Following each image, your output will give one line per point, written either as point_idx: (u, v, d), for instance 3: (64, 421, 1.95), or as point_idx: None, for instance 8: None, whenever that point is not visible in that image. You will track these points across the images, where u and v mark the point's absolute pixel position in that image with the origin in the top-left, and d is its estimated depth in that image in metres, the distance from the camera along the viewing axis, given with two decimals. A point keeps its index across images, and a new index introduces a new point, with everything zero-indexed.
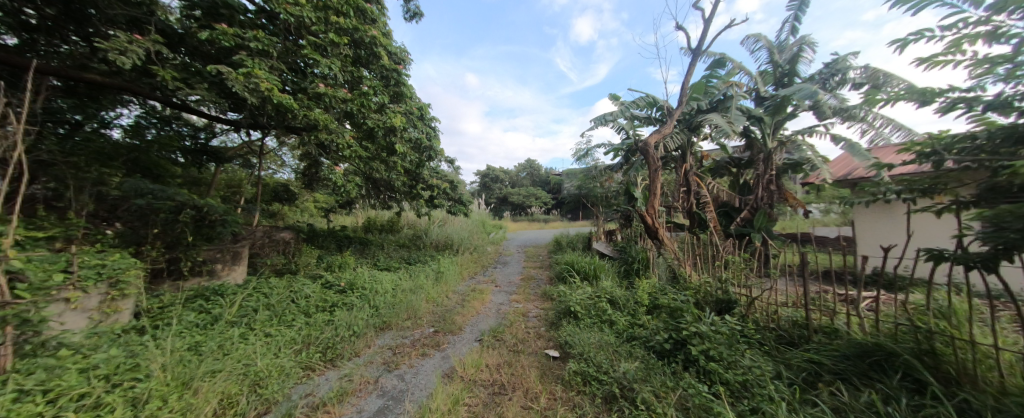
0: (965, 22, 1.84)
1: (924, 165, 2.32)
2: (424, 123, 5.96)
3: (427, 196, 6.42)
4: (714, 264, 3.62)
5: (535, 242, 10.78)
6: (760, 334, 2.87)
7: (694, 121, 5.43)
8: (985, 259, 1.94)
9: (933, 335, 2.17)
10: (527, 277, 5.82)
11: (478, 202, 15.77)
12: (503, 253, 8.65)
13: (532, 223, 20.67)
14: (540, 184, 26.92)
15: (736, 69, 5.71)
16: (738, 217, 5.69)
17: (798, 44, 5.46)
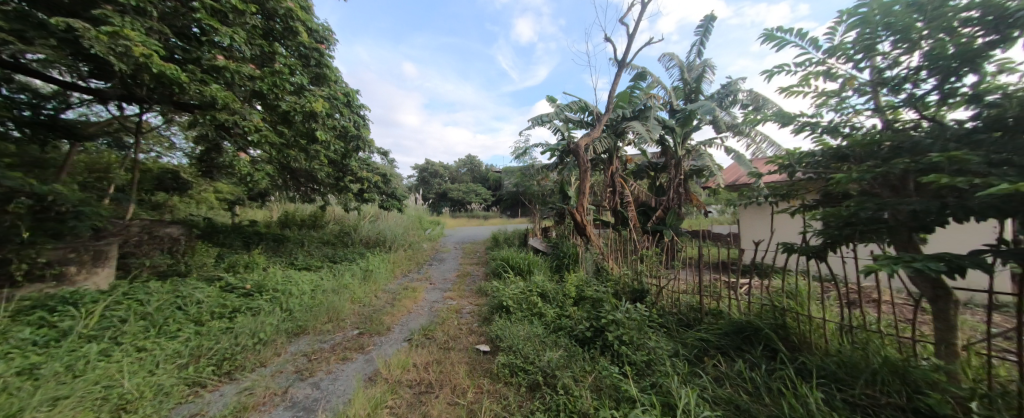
0: (811, 62, 2.30)
1: (779, 174, 2.87)
2: (350, 110, 5.54)
3: (356, 189, 5.98)
4: (632, 257, 4.01)
5: (473, 238, 10.80)
6: (663, 318, 3.27)
7: (619, 127, 5.90)
8: (819, 251, 2.46)
9: (786, 312, 2.70)
10: (463, 274, 5.78)
11: (414, 198, 15.23)
12: (439, 249, 8.47)
13: (472, 220, 20.65)
14: (480, 181, 27.05)
15: (655, 83, 6.35)
16: (655, 216, 6.38)
17: (703, 65, 6.28)
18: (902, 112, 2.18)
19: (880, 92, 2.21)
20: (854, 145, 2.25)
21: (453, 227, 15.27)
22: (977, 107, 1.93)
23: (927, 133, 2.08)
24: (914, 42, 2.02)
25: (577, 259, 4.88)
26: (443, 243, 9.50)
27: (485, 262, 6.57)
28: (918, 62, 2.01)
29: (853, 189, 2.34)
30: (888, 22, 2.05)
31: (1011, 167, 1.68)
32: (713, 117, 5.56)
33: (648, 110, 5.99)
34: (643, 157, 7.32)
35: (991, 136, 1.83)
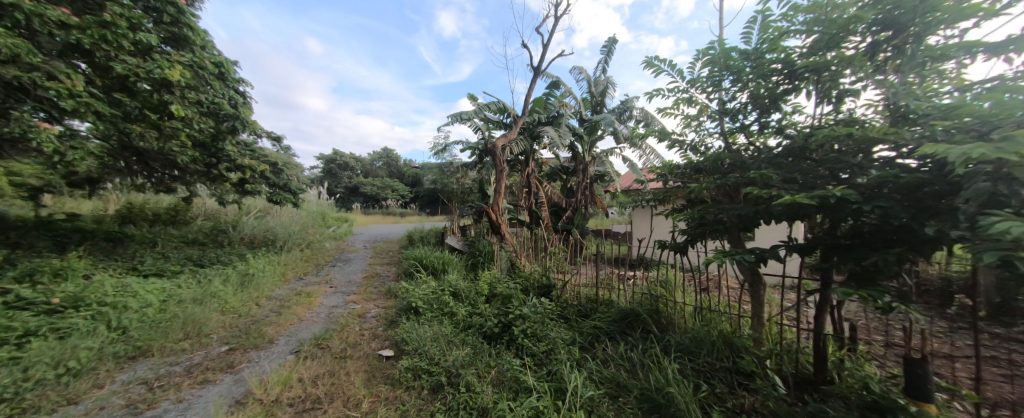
0: (678, 89, 2.75)
1: (660, 181, 3.42)
2: (226, 84, 5.02)
3: (234, 179, 5.42)
4: (541, 254, 4.29)
5: (385, 236, 10.24)
6: (565, 310, 3.57)
7: (535, 131, 6.23)
8: (682, 246, 2.97)
9: (660, 299, 3.20)
10: (370, 275, 5.38)
11: (317, 193, 13.73)
12: (345, 249, 7.77)
13: (387, 217, 19.59)
14: (400, 176, 25.78)
15: (567, 92, 6.88)
16: (564, 216, 6.93)
17: (606, 82, 7.03)
18: (737, 137, 2.78)
19: (724, 120, 2.78)
20: (706, 160, 2.77)
21: (363, 225, 14.12)
22: (781, 137, 2.56)
23: (751, 155, 2.69)
24: (745, 83, 2.58)
25: (491, 257, 4.98)
26: (351, 243, 8.72)
27: (397, 262, 6.25)
28: (747, 99, 2.59)
29: (704, 196, 2.90)
30: (728, 65, 2.59)
31: (795, 183, 2.28)
32: (613, 129, 6.29)
33: (560, 117, 6.46)
34: (557, 161, 7.87)
35: (787, 160, 2.45)
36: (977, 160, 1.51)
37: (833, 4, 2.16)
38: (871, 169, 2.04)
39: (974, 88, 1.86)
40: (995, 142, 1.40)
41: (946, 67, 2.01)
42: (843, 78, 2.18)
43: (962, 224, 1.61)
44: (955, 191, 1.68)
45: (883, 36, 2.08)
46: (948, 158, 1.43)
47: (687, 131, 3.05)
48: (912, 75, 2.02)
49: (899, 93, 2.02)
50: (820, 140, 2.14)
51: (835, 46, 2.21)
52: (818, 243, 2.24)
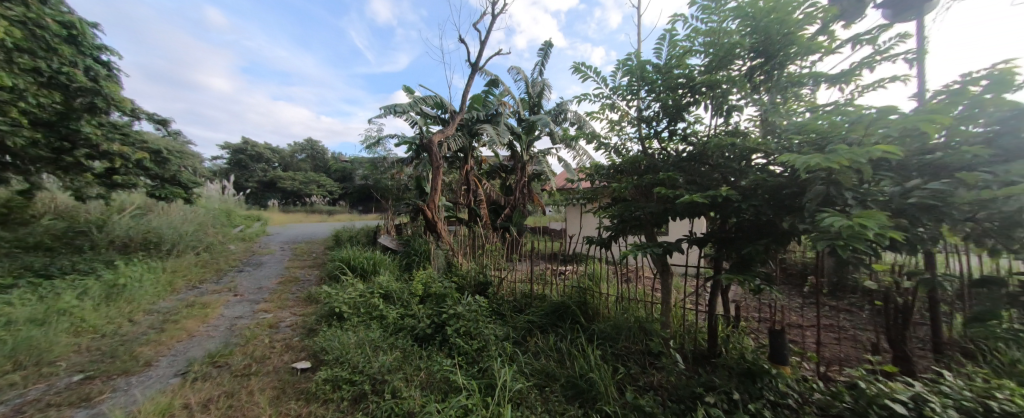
0: (602, 95, 2.95)
1: (588, 180, 3.66)
2: (77, 52, 4.10)
3: (99, 169, 4.77)
4: (478, 252, 4.31)
5: (310, 236, 9.35)
6: (501, 306, 3.62)
7: (474, 129, 6.26)
8: (607, 240, 3.22)
9: (587, 291, 3.42)
10: (287, 279, 4.84)
11: (223, 187, 11.97)
12: (259, 251, 6.90)
13: (313, 215, 17.91)
14: (330, 170, 23.71)
15: (506, 92, 6.99)
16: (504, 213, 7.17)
17: (542, 83, 7.27)
18: (652, 142, 3.08)
19: (641, 126, 3.07)
20: (626, 162, 3.03)
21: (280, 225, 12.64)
22: (686, 144, 2.90)
23: (663, 158, 3.02)
24: (657, 94, 2.88)
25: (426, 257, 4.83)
26: (264, 244, 7.76)
27: (321, 264, 5.74)
28: (660, 108, 2.89)
29: (624, 195, 3.17)
30: (644, 76, 2.85)
31: (696, 185, 2.62)
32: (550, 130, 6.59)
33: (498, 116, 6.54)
34: (497, 159, 7.98)
35: (690, 164, 2.80)
36: (817, 168, 1.89)
37: (722, 30, 2.52)
38: (750, 173, 2.42)
39: (818, 109, 2.33)
40: (827, 153, 1.78)
41: (800, 91, 2.49)
42: (731, 94, 2.56)
43: (807, 219, 2.01)
44: (804, 192, 2.10)
45: (758, 61, 2.48)
46: (796, 165, 1.78)
47: (611, 135, 3.31)
48: (779, 96, 2.45)
49: (770, 109, 2.43)
50: (714, 146, 2.49)
51: (725, 67, 2.59)
52: (713, 236, 2.60)
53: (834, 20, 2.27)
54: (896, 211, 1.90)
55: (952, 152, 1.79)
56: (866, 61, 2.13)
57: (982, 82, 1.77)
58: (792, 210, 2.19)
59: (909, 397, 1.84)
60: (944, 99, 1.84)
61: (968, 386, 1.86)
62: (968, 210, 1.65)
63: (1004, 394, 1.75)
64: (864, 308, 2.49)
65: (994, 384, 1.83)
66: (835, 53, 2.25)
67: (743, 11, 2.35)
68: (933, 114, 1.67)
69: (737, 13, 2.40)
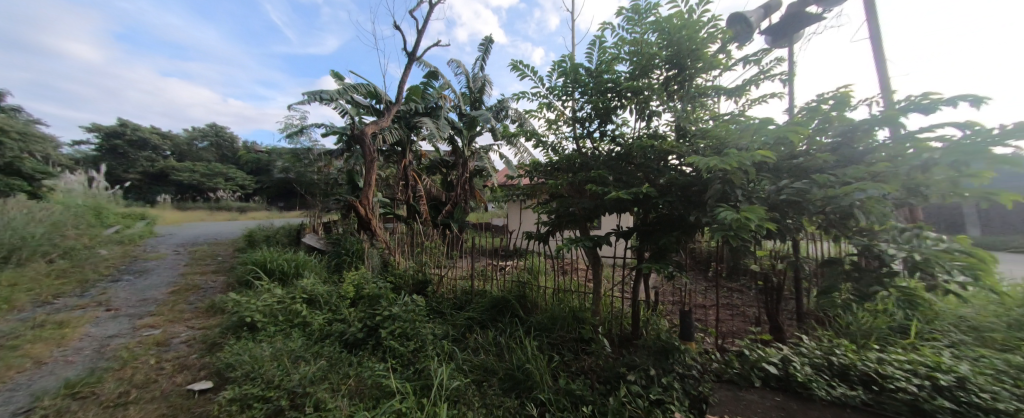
0: (539, 94, 3.04)
1: (527, 177, 3.77)
2: None
3: None
4: (416, 250, 4.20)
5: (216, 237, 8.12)
6: (440, 304, 3.56)
7: (412, 122, 6.12)
8: (545, 235, 3.36)
9: (526, 285, 3.54)
10: (183, 288, 4.15)
11: (89, 179, 9.73)
12: (146, 256, 5.79)
13: (220, 213, 15.59)
14: (244, 162, 20.83)
15: (446, 85, 6.85)
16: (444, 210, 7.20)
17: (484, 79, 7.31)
18: (586, 142, 3.27)
19: (576, 126, 3.23)
20: (562, 160, 3.19)
21: (173, 224, 10.73)
22: (614, 144, 3.12)
23: (594, 157, 3.22)
24: (589, 96, 3.06)
25: (360, 257, 4.54)
26: (153, 247, 6.53)
27: (229, 268, 5.03)
28: (592, 109, 3.07)
29: (560, 191, 3.33)
30: (577, 79, 3.01)
31: (622, 182, 2.85)
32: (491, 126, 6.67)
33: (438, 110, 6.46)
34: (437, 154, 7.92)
35: (618, 163, 3.03)
36: (716, 170, 2.19)
37: (644, 42, 2.76)
38: (666, 173, 2.73)
39: (719, 118, 2.69)
40: (723, 156, 2.07)
41: (705, 101, 2.85)
42: (652, 100, 2.83)
43: (708, 213, 2.33)
44: (707, 189, 2.42)
45: (673, 73, 2.79)
46: (699, 166, 2.03)
47: (548, 133, 3.44)
48: (689, 105, 2.78)
49: (683, 116, 2.74)
50: (636, 148, 2.73)
51: (646, 75, 2.85)
52: (636, 229, 2.87)
53: (731, 41, 2.62)
54: (773, 206, 2.28)
55: (810, 157, 2.22)
56: (753, 78, 2.51)
57: (830, 102, 2.22)
58: (697, 205, 2.51)
59: (779, 358, 2.26)
60: (806, 113, 2.27)
61: (819, 345, 2.34)
62: (819, 205, 2.07)
63: (840, 349, 2.24)
64: (750, 288, 2.98)
65: (835, 342, 2.33)
66: (731, 70, 2.62)
67: (661, 26, 2.61)
68: (798, 126, 2.04)
69: (656, 27, 2.65)
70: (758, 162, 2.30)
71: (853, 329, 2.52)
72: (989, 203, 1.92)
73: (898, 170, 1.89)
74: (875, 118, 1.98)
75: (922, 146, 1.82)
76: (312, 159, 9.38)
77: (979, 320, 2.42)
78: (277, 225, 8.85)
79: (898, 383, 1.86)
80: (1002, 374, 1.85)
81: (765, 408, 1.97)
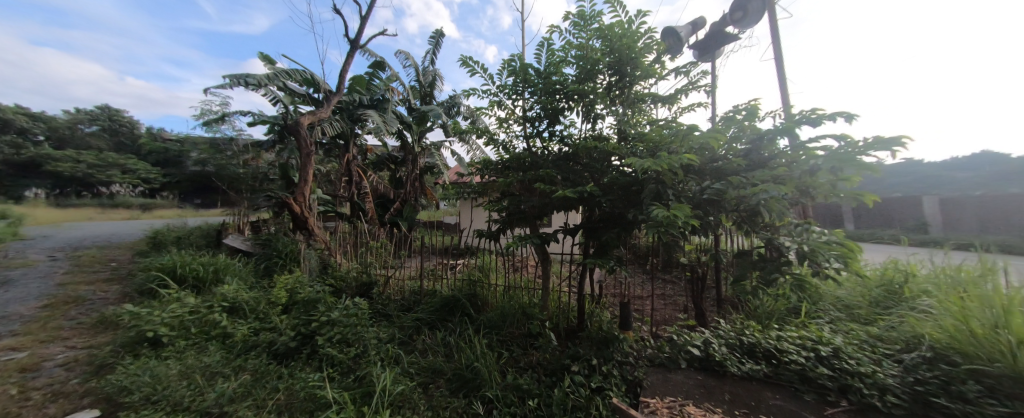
0: (489, 92, 3.05)
1: (478, 175, 3.75)
2: None
3: None
4: (360, 250, 4.09)
5: (110, 241, 6.87)
6: (386, 306, 3.44)
7: (355, 114, 6.12)
8: (496, 233, 3.37)
9: (476, 283, 3.56)
10: (59, 302, 3.45)
11: None
12: (9, 264, 4.71)
13: (115, 214, 13.23)
14: (150, 154, 17.93)
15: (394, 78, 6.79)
16: (393, 207, 7.32)
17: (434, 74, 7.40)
18: (535, 141, 3.33)
19: (526, 125, 3.29)
20: (512, 159, 3.23)
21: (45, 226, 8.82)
22: (563, 145, 3.23)
23: (543, 157, 3.30)
24: (539, 96, 3.12)
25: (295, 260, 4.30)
26: (19, 254, 5.32)
27: (126, 276, 4.30)
28: (541, 109, 3.14)
29: (511, 189, 3.36)
30: (527, 79, 3.05)
31: (568, 181, 2.97)
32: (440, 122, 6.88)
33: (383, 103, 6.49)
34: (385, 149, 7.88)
35: (565, 163, 3.15)
36: (650, 171, 2.38)
37: (589, 47, 2.89)
38: (608, 173, 2.89)
39: (655, 123, 2.89)
40: (656, 157, 2.23)
41: (642, 107, 3.07)
42: (597, 104, 2.97)
43: (644, 211, 2.51)
44: (643, 189, 2.61)
45: (615, 79, 2.96)
46: (636, 168, 2.17)
47: (499, 131, 3.45)
48: (629, 109, 2.97)
49: (624, 120, 2.92)
50: (582, 148, 2.85)
51: (591, 79, 2.98)
52: (582, 226, 3.01)
53: (665, 53, 2.84)
54: (698, 204, 2.51)
55: (727, 161, 2.50)
56: (683, 88, 2.75)
57: (743, 112, 2.52)
58: (634, 204, 2.70)
59: (701, 341, 2.52)
60: (724, 122, 2.56)
61: (734, 328, 2.66)
62: (733, 203, 2.34)
63: (749, 329, 2.56)
64: (680, 279, 3.28)
65: (746, 324, 2.65)
66: (665, 79, 2.85)
67: (604, 33, 2.75)
68: (718, 133, 2.28)
69: (599, 34, 2.79)
70: (686, 164, 2.54)
71: (759, 311, 2.90)
72: (857, 201, 2.33)
73: (794, 173, 2.22)
74: (777, 129, 2.29)
75: (810, 154, 2.16)
76: (239, 151, 8.37)
77: (850, 298, 2.94)
78: (193, 226, 7.75)
79: (792, 356, 2.18)
80: (863, 342, 2.26)
81: (689, 387, 2.18)
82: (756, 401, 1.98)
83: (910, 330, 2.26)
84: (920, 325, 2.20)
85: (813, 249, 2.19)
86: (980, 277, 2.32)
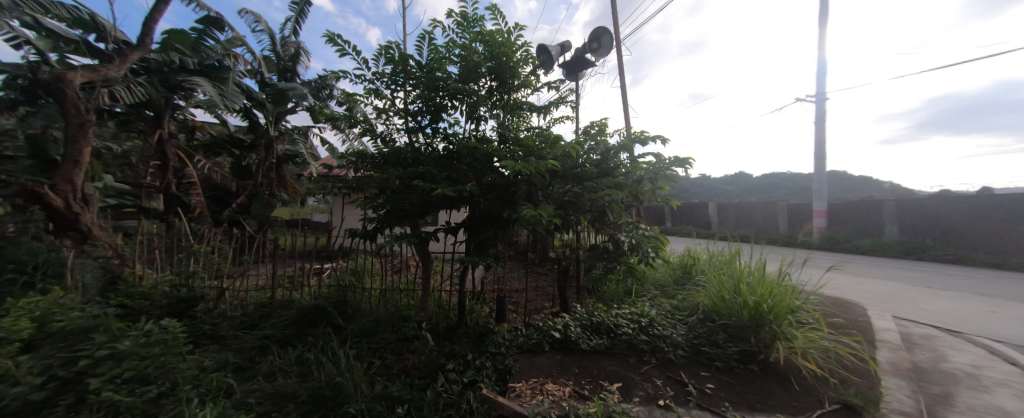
0: (363, 77, 2.84)
1: (352, 169, 3.38)
2: None
3: None
4: (183, 259, 3.50)
5: None
6: (220, 327, 2.92)
7: (175, 81, 5.98)
8: (371, 232, 3.11)
9: (345, 290, 3.31)
10: None
11: None
12: None
13: None
14: None
15: (237, 41, 6.72)
16: (235, 203, 7.74)
17: (295, 48, 7.59)
18: (418, 136, 3.20)
19: (408, 119, 3.13)
20: (389, 153, 3.04)
21: None
22: (447, 143, 3.19)
23: (426, 153, 3.20)
24: (421, 90, 3.01)
25: (55, 274, 3.11)
26: None
27: None
28: (423, 105, 3.03)
29: (390, 186, 3.12)
30: (405, 69, 2.92)
31: (451, 178, 2.95)
32: (302, 105, 7.01)
33: (222, 72, 6.39)
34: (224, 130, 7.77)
35: (446, 160, 3.14)
36: (520, 174, 2.59)
37: (471, 49, 2.93)
38: (487, 173, 2.96)
39: (531, 130, 3.14)
40: (525, 161, 2.42)
41: (521, 114, 3.30)
42: (480, 106, 3.04)
43: (517, 210, 2.69)
44: (516, 189, 2.81)
45: (494, 84, 3.12)
46: (508, 169, 2.30)
47: (377, 122, 3.18)
48: (509, 115, 3.16)
49: (505, 125, 3.08)
50: (462, 148, 2.87)
51: (473, 81, 3.03)
52: (462, 224, 3.08)
53: (539, 67, 3.11)
54: (561, 204, 2.81)
55: (584, 168, 2.91)
56: (555, 101, 3.08)
57: (595, 128, 3.00)
58: (509, 204, 2.88)
59: (561, 324, 2.88)
60: (583, 136, 2.98)
61: (586, 311, 3.13)
62: (586, 205, 2.74)
63: (596, 311, 3.06)
64: (550, 272, 3.68)
65: (596, 306, 3.16)
66: (539, 91, 3.13)
67: (482, 37, 2.84)
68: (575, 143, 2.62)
69: (481, 39, 2.87)
70: (552, 169, 2.85)
71: (605, 295, 3.51)
72: (667, 203, 3.08)
73: (627, 181, 2.76)
74: (617, 145, 2.81)
75: (638, 166, 2.74)
76: None
77: (662, 280, 3.86)
78: None
79: (623, 329, 2.70)
80: (668, 312, 2.98)
81: (550, 366, 2.45)
82: (597, 370, 2.37)
83: (693, 300, 3.09)
84: (697, 296, 3.04)
85: (639, 242, 2.89)
86: (729, 258, 3.37)
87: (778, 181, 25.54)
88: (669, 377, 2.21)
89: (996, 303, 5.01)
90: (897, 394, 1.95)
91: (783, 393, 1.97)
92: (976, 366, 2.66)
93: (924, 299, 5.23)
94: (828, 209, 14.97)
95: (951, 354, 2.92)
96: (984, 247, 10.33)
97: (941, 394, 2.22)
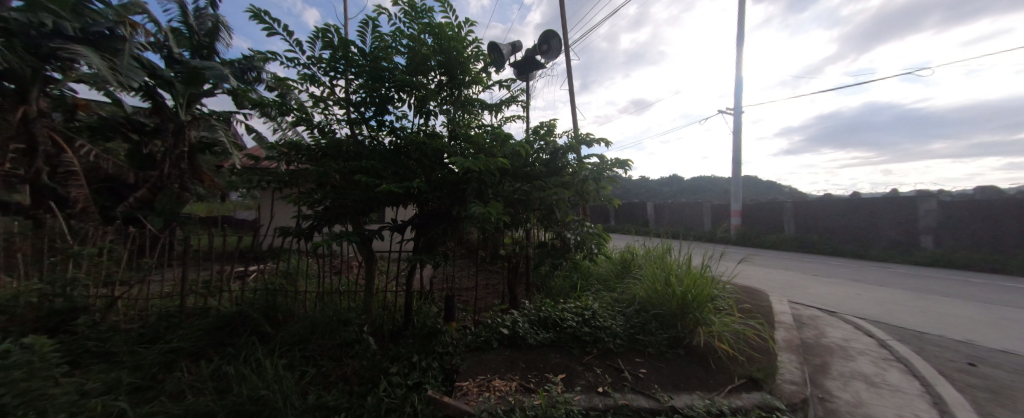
0: (297, 60, 2.59)
1: (283, 161, 3.07)
2: None
3: None
4: (55, 263, 2.91)
5: None
6: (112, 342, 2.49)
7: (47, 49, 5.02)
8: (307, 230, 2.85)
9: (275, 294, 3.02)
10: None
11: None
12: None
13: None
14: None
15: (136, 7, 5.75)
16: (135, 197, 6.61)
17: (214, 22, 6.73)
18: (361, 128, 3.01)
19: (349, 110, 2.93)
20: (328, 145, 2.82)
21: None
22: (392, 137, 3.04)
23: (371, 147, 3.02)
24: (364, 79, 2.83)
25: None
26: None
27: None
28: (367, 95, 2.84)
29: (330, 181, 2.88)
30: (346, 56, 2.73)
31: (399, 174, 2.80)
32: (222, 87, 6.23)
33: (117, 42, 5.45)
34: (121, 111, 6.63)
35: (392, 155, 2.99)
36: (471, 172, 2.57)
37: (419, 40, 2.82)
38: (436, 170, 2.88)
39: (482, 128, 3.12)
40: (475, 158, 2.39)
41: (472, 111, 3.25)
42: (429, 100, 2.93)
43: (466, 208, 2.64)
44: (466, 187, 2.77)
45: (444, 80, 3.06)
46: (457, 165, 2.24)
47: (314, 111, 2.93)
48: (459, 111, 3.08)
49: (455, 121, 3.00)
50: (410, 142, 2.75)
51: (421, 73, 2.93)
52: (409, 222, 2.97)
53: (489, 65, 3.10)
54: (511, 202, 2.83)
55: (533, 167, 2.97)
56: (505, 100, 3.10)
57: (543, 129, 3.06)
58: (459, 201, 2.84)
59: (509, 321, 2.92)
60: (533, 135, 3.03)
61: (535, 306, 3.22)
62: (535, 203, 2.80)
63: (543, 306, 3.16)
64: (500, 270, 3.71)
65: (543, 302, 3.26)
66: (490, 88, 3.12)
67: (432, 29, 2.75)
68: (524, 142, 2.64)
69: (430, 31, 2.78)
70: (502, 167, 2.88)
71: (553, 290, 3.64)
72: (610, 203, 3.26)
73: (573, 180, 2.88)
74: (565, 146, 2.91)
75: (584, 166, 2.87)
76: None
77: (604, 276, 4.12)
78: None
79: (568, 322, 2.81)
80: (608, 305, 3.17)
81: (497, 363, 2.47)
82: (543, 363, 2.45)
83: (629, 292, 3.34)
84: (634, 289, 3.29)
85: (583, 239, 3.04)
86: (661, 253, 3.69)
87: (706, 185, 28.65)
88: (608, 365, 2.36)
89: (861, 287, 6.18)
90: (789, 366, 2.31)
91: (703, 372, 2.22)
92: (846, 340, 3.24)
93: (812, 285, 6.27)
94: (743, 209, 17.16)
95: (829, 330, 3.53)
96: (855, 240, 12.65)
97: (821, 364, 2.68)
